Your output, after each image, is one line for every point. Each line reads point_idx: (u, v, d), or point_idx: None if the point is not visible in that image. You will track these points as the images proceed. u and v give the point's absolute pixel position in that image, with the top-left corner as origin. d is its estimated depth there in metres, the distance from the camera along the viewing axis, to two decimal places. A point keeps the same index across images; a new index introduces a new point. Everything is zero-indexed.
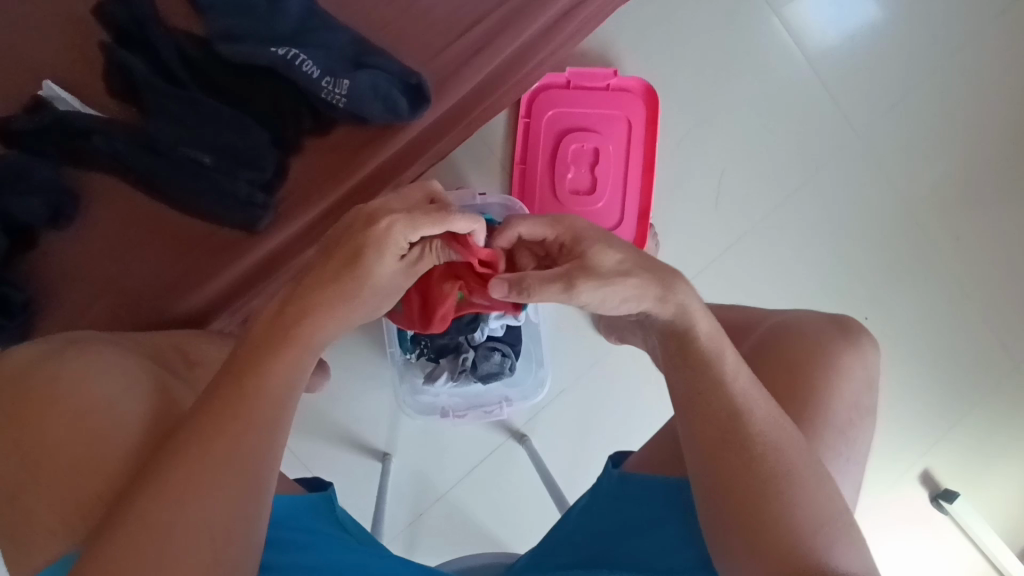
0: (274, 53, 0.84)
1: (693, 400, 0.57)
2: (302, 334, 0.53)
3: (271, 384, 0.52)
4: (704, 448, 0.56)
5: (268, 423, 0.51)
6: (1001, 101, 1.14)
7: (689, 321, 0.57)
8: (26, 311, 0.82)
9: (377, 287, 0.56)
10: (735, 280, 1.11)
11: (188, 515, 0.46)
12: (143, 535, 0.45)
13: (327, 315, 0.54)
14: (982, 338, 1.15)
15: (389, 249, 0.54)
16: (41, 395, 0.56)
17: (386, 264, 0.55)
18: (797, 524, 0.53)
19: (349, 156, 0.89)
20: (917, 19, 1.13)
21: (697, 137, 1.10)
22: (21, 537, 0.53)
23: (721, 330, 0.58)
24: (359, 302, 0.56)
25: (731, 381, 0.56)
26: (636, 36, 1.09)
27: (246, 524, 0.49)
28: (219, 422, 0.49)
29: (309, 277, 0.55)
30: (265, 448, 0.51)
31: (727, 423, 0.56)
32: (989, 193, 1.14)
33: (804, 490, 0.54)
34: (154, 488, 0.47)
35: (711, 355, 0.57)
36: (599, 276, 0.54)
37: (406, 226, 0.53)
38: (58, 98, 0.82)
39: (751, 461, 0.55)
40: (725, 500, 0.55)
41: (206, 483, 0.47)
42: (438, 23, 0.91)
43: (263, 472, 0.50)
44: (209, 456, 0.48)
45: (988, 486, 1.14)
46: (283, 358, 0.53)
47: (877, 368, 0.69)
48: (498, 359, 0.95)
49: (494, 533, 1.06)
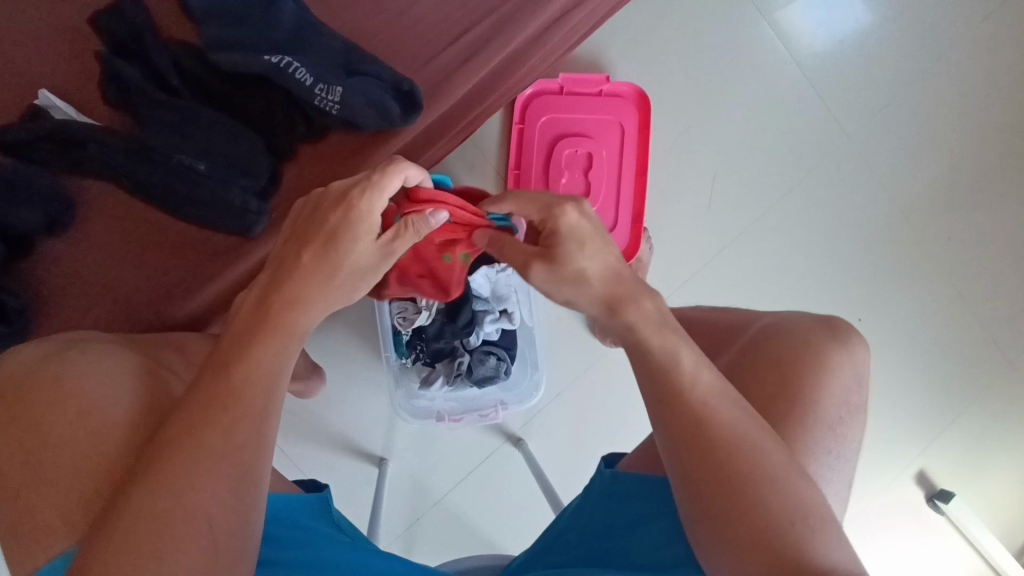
0: (267, 61, 0.85)
1: (655, 406, 0.58)
2: (284, 322, 0.55)
3: (256, 374, 0.53)
4: (675, 445, 0.57)
5: (260, 413, 0.52)
6: (991, 102, 1.16)
7: (638, 336, 0.57)
8: (25, 317, 0.81)
9: (355, 269, 0.57)
10: (729, 282, 1.12)
11: (184, 505, 0.47)
12: (140, 528, 0.46)
13: (309, 300, 0.56)
14: (976, 337, 1.15)
15: (364, 226, 0.55)
16: (39, 392, 0.56)
17: (363, 241, 0.56)
18: (771, 512, 0.54)
19: (340, 162, 0.89)
20: (906, 22, 1.15)
21: (689, 141, 1.12)
22: (24, 545, 0.52)
23: (681, 337, 0.58)
24: (338, 286, 0.57)
25: (691, 384, 0.56)
26: (627, 42, 1.11)
27: (243, 516, 0.50)
28: (208, 414, 0.50)
29: (286, 265, 0.56)
30: (255, 436, 0.52)
31: (694, 424, 0.56)
32: (981, 192, 1.15)
33: (785, 482, 0.55)
34: (148, 482, 0.47)
35: (669, 360, 0.56)
36: (554, 271, 0.57)
37: (372, 190, 0.54)
38: (54, 107, 0.84)
39: (720, 458, 0.55)
40: (698, 497, 0.56)
41: (200, 473, 0.48)
42: (429, 31, 0.92)
43: (255, 461, 0.51)
44: (200, 446, 0.49)
45: (984, 486, 1.15)
46: (269, 346, 0.54)
47: (866, 367, 0.70)
48: (493, 363, 0.97)
49: (491, 536, 1.07)
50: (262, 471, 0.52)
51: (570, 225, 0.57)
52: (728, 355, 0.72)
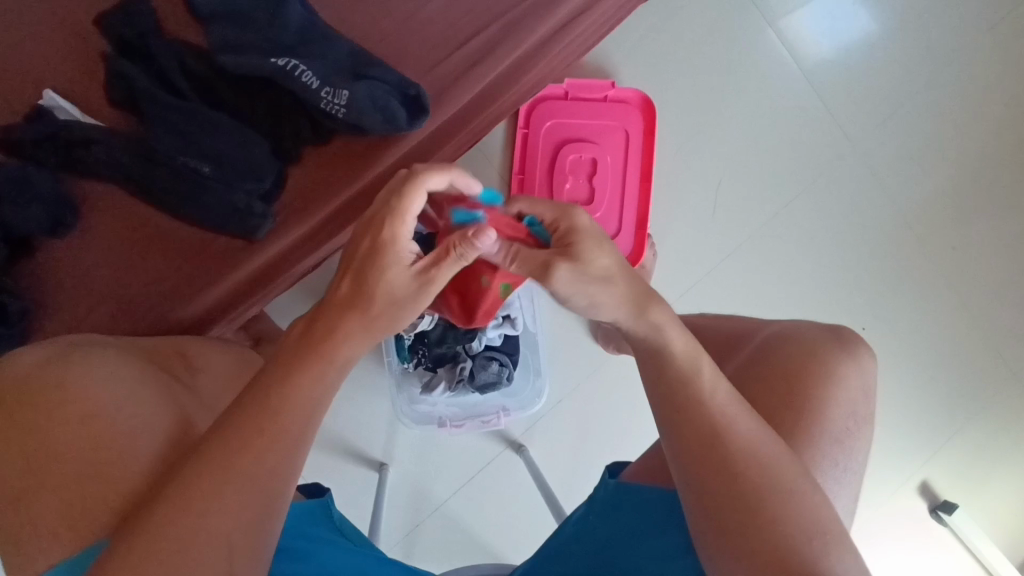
0: (273, 63, 0.85)
1: (673, 417, 0.57)
2: (327, 350, 0.54)
3: (296, 399, 0.52)
4: (686, 457, 0.56)
5: (293, 439, 0.52)
6: (997, 112, 1.15)
7: (663, 339, 0.57)
8: (24, 318, 0.80)
9: (394, 298, 0.55)
10: (734, 290, 1.11)
11: (207, 526, 0.47)
12: (161, 545, 0.45)
13: (348, 329, 0.55)
14: (982, 346, 1.15)
15: (389, 252, 0.54)
16: (40, 397, 0.55)
17: (394, 269, 0.54)
18: (788, 530, 0.53)
19: (344, 167, 0.89)
20: (913, 31, 1.15)
21: (694, 147, 1.11)
22: (21, 552, 0.51)
23: (700, 348, 0.58)
24: (379, 320, 0.56)
25: (709, 395, 0.56)
26: (633, 47, 1.11)
27: (261, 536, 0.49)
28: (241, 436, 0.50)
29: (329, 295, 0.56)
30: (286, 461, 0.51)
31: (711, 434, 0.56)
32: (987, 202, 1.15)
33: (800, 496, 0.54)
34: (175, 500, 0.47)
35: (689, 370, 0.57)
36: (582, 272, 0.53)
37: (394, 216, 0.53)
38: (59, 108, 0.83)
39: (736, 471, 0.55)
40: (712, 508, 0.55)
41: (226, 494, 0.48)
42: (436, 35, 0.91)
43: (283, 485, 0.51)
44: (232, 468, 0.48)
45: (988, 498, 1.14)
46: (309, 372, 0.53)
47: (872, 377, 0.69)
48: (496, 369, 0.96)
49: (491, 545, 1.06)
50: (286, 495, 0.52)
51: (585, 227, 0.55)
52: (733, 365, 0.72)
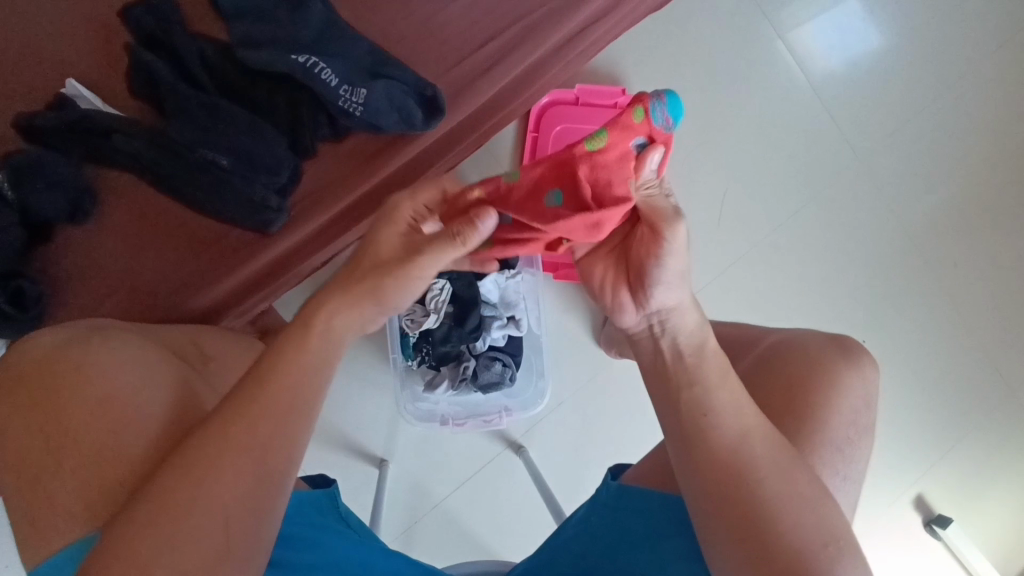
0: (294, 60, 0.86)
1: (703, 417, 0.58)
2: (308, 312, 0.57)
3: (290, 374, 0.54)
4: (709, 457, 0.57)
5: (285, 413, 0.52)
6: (1002, 130, 1.17)
7: (704, 337, 0.61)
8: (39, 302, 0.81)
9: (377, 261, 0.59)
10: (737, 299, 1.12)
11: (204, 499, 0.48)
12: (164, 518, 0.46)
13: (334, 294, 0.58)
14: (979, 362, 1.16)
15: (388, 219, 0.60)
16: (59, 377, 0.56)
17: (386, 233, 0.59)
18: (802, 535, 0.54)
19: (361, 164, 0.90)
20: (920, 48, 1.16)
21: (702, 156, 1.13)
22: (38, 527, 0.53)
23: (729, 361, 0.61)
24: (365, 289, 0.58)
25: (734, 399, 0.58)
26: (644, 55, 1.12)
27: (257, 519, 0.50)
28: (238, 409, 0.51)
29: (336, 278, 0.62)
30: (285, 440, 0.52)
31: (738, 436, 0.57)
32: (990, 220, 1.16)
33: (816, 502, 0.55)
34: (177, 472, 0.48)
35: (721, 374, 0.59)
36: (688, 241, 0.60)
37: (403, 195, 0.61)
38: (80, 97, 0.85)
39: (759, 475, 0.56)
40: (728, 511, 0.56)
41: (224, 469, 0.49)
42: (453, 37, 0.92)
43: (282, 465, 0.52)
44: (228, 441, 0.50)
45: (982, 513, 1.15)
46: (301, 344, 0.56)
47: (874, 387, 0.70)
48: (499, 369, 0.97)
49: (489, 543, 1.06)
50: (288, 477, 0.52)
51: None
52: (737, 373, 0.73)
